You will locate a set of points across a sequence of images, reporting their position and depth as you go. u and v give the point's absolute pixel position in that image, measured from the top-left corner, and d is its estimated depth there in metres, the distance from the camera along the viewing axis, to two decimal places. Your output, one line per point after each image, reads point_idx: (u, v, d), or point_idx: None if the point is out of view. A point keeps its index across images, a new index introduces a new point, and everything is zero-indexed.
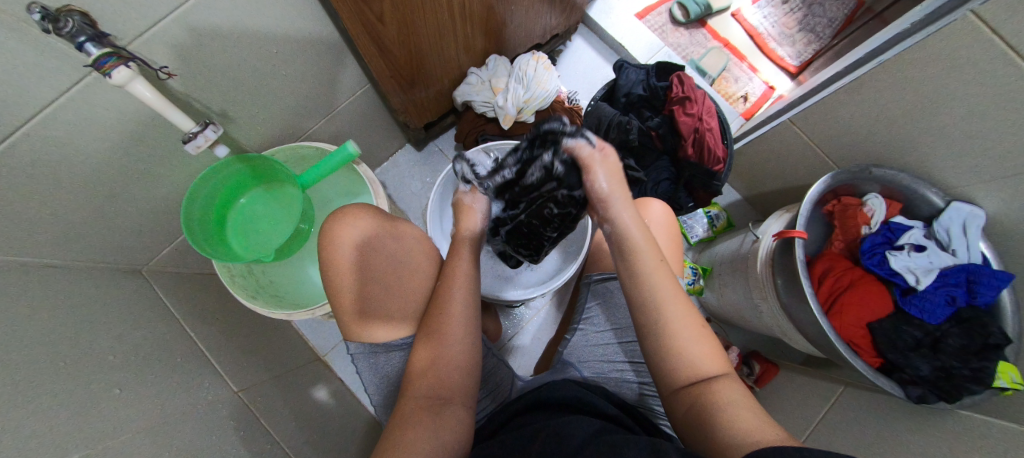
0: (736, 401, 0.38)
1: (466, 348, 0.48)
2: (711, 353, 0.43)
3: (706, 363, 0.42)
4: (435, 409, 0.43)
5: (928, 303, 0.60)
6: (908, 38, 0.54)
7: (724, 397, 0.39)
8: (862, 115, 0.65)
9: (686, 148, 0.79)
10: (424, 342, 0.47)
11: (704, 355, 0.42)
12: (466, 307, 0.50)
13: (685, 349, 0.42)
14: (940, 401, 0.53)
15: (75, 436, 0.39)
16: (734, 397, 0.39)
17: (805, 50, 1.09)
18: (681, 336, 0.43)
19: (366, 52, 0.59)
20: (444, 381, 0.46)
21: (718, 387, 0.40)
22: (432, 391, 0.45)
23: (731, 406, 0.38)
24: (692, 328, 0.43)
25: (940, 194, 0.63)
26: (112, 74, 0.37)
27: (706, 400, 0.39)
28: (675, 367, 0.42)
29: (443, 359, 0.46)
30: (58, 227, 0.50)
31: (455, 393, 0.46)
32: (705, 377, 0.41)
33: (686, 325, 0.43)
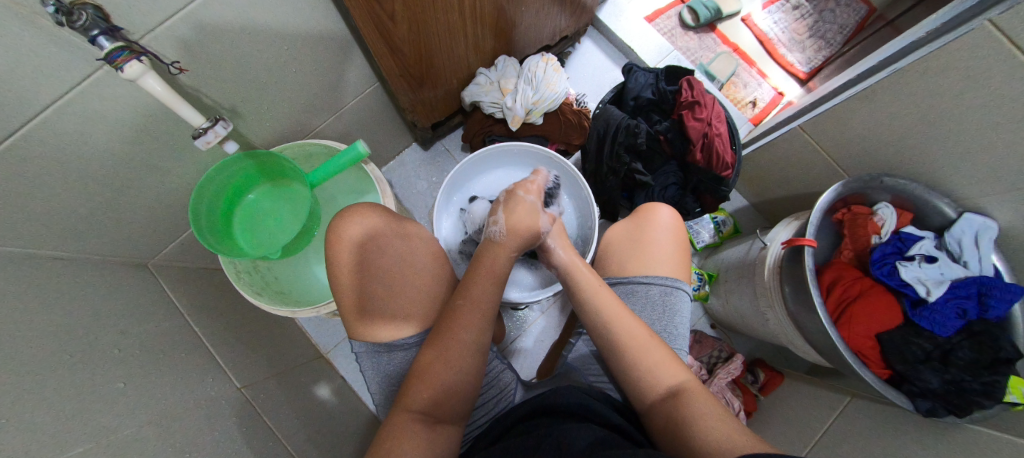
0: (703, 412, 0.39)
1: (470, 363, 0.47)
2: (672, 364, 0.46)
3: (669, 374, 0.45)
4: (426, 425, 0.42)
5: (939, 316, 0.59)
6: (923, 47, 0.53)
7: (693, 409, 0.40)
8: (875, 123, 0.65)
9: (694, 153, 0.78)
10: (428, 350, 0.47)
11: (662, 365, 0.46)
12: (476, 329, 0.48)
13: (640, 360, 0.46)
14: (950, 415, 0.52)
15: (79, 430, 0.39)
16: (701, 408, 0.40)
17: (816, 56, 1.08)
18: (630, 348, 0.47)
19: (377, 51, 0.58)
20: (441, 398, 0.44)
21: (680, 398, 0.42)
22: (426, 406, 0.43)
23: (697, 417, 0.39)
24: (642, 338, 0.48)
25: (953, 206, 0.63)
26: (124, 68, 0.37)
27: (674, 414, 0.41)
28: (637, 381, 0.46)
29: (442, 377, 0.45)
30: (66, 219, 0.50)
31: (450, 411, 0.45)
32: (667, 387, 0.44)
33: (638, 341, 0.48)
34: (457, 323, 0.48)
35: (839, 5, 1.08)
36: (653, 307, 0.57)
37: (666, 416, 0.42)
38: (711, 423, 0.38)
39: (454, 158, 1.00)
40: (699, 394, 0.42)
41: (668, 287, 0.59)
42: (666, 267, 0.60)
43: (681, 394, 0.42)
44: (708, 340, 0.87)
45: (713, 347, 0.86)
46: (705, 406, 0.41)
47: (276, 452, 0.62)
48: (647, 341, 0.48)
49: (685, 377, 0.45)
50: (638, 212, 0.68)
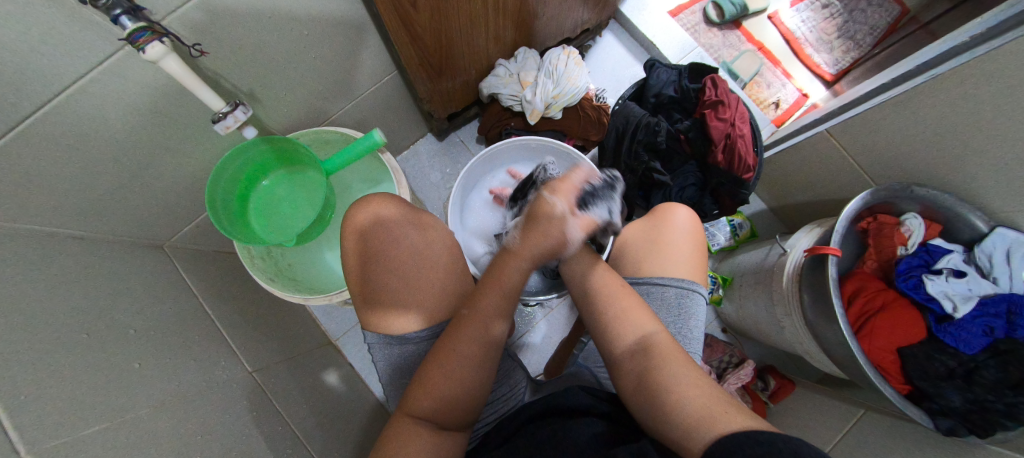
0: (673, 367, 0.40)
1: (480, 367, 0.45)
2: (641, 314, 0.47)
3: (641, 324, 0.47)
4: (432, 429, 0.41)
5: (965, 333, 0.58)
6: (965, 53, 0.51)
7: (662, 364, 0.41)
8: (907, 130, 0.62)
9: (715, 154, 0.76)
10: (437, 349, 0.45)
11: (632, 315, 0.47)
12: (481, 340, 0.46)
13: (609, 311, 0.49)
14: (972, 434, 0.51)
15: (95, 410, 0.39)
16: (675, 369, 0.40)
17: (843, 58, 1.05)
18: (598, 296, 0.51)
19: (398, 39, 0.57)
20: (448, 399, 0.43)
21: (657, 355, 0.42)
22: (437, 409, 0.42)
23: (664, 371, 0.40)
24: (614, 289, 0.51)
25: (985, 219, 0.60)
26: (146, 49, 0.36)
27: (643, 368, 0.42)
28: (610, 335, 0.47)
29: (444, 380, 0.43)
30: (84, 199, 0.50)
31: (461, 412, 0.43)
32: (636, 338, 0.45)
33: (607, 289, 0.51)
34: (467, 326, 0.46)
35: (871, 5, 1.05)
36: (668, 309, 0.57)
37: (635, 366, 0.43)
38: (682, 385, 0.38)
39: (468, 150, 0.99)
40: (666, 344, 0.43)
41: (684, 290, 0.58)
42: (683, 269, 0.59)
43: (649, 347, 0.43)
44: (719, 344, 0.86)
45: (723, 352, 0.85)
46: (678, 365, 0.40)
47: (286, 438, 0.62)
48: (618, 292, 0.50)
49: (653, 329, 0.46)
50: (654, 212, 0.67)
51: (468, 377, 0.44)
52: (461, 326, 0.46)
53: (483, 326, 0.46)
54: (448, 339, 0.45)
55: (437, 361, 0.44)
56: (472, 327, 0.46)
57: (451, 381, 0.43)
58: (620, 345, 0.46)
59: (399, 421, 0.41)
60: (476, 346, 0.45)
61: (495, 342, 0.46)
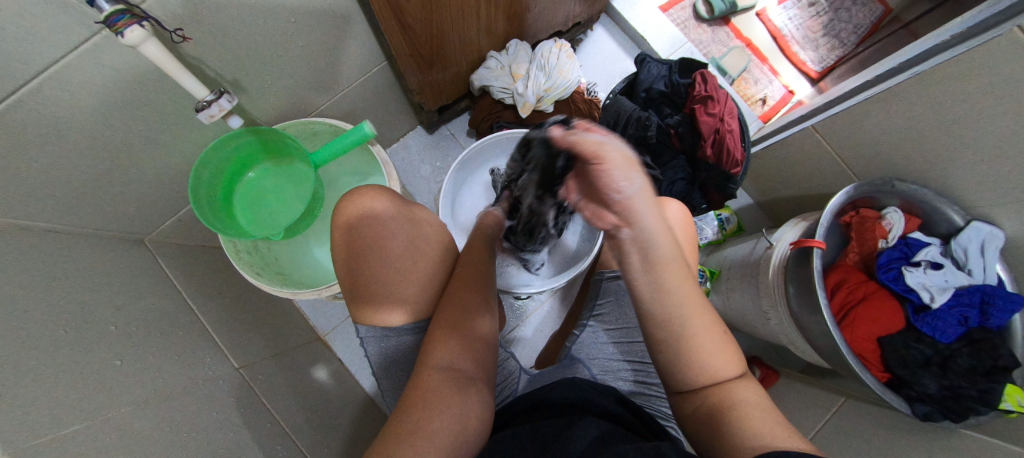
0: (752, 402, 0.37)
1: (484, 324, 0.52)
2: (731, 360, 0.41)
3: (727, 369, 0.41)
4: (456, 386, 0.43)
5: (941, 323, 0.60)
6: (946, 51, 0.53)
7: (740, 397, 0.38)
8: (889, 126, 0.64)
9: (705, 149, 0.77)
10: (447, 310, 0.51)
11: (726, 362, 0.41)
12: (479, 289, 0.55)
13: (704, 359, 0.40)
14: (947, 420, 0.53)
15: (76, 410, 0.38)
16: (744, 397, 0.38)
17: (828, 56, 1.07)
18: (704, 347, 0.40)
19: (388, 28, 0.56)
20: (461, 353, 0.47)
21: (734, 390, 0.39)
22: (451, 365, 0.45)
23: (746, 406, 0.37)
24: (712, 336, 0.41)
25: (961, 213, 0.62)
26: (125, 33, 0.35)
27: (721, 402, 0.38)
28: (693, 375, 0.40)
29: (456, 341, 0.48)
30: (60, 191, 0.48)
31: (475, 373, 0.46)
32: (725, 382, 0.40)
33: (708, 336, 0.41)
34: (469, 283, 0.54)
35: (855, 4, 1.07)
36: None
37: (707, 402, 0.39)
38: (754, 408, 0.37)
39: (459, 143, 0.98)
40: (750, 389, 0.40)
41: None
42: None
43: (731, 386, 0.39)
44: None
45: None
46: (749, 394, 0.39)
47: (274, 434, 0.61)
48: (715, 338, 0.41)
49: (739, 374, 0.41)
50: None
51: (482, 329, 0.51)
52: (464, 286, 0.54)
53: (482, 285, 0.56)
54: (456, 300, 0.52)
55: (450, 319, 0.49)
56: (475, 286, 0.54)
57: (463, 339, 0.48)
58: (699, 384, 0.40)
59: (421, 376, 0.44)
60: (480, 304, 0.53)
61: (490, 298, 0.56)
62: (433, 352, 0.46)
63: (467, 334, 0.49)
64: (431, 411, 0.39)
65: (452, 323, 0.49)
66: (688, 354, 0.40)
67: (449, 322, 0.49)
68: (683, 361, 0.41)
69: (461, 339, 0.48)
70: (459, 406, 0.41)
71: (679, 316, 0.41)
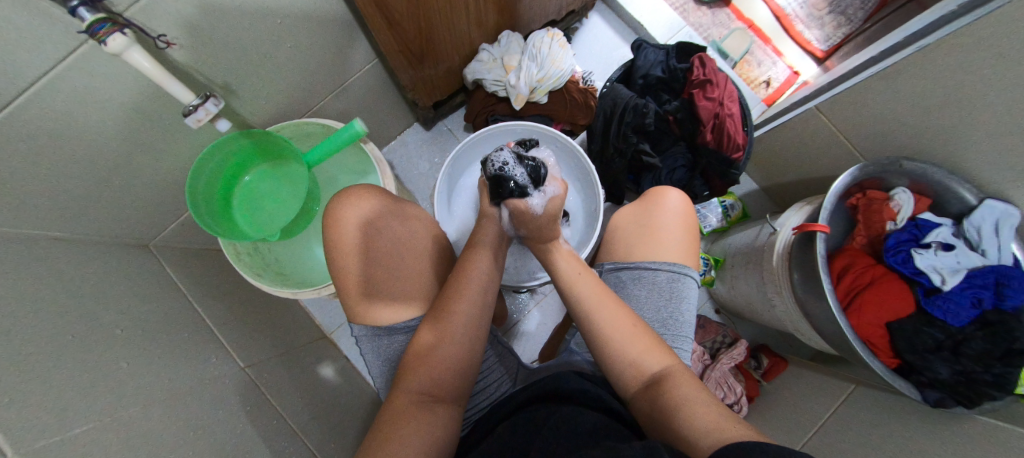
0: (688, 397, 0.39)
1: (470, 339, 0.48)
2: (654, 350, 0.45)
3: (655, 359, 0.44)
4: (428, 405, 0.43)
5: (952, 304, 0.58)
6: (954, 22, 0.50)
7: (673, 392, 0.40)
8: (896, 103, 0.62)
9: (704, 134, 0.75)
10: (429, 325, 0.48)
11: (645, 352, 0.44)
12: (473, 300, 0.49)
13: (622, 349, 0.45)
14: (959, 406, 0.51)
15: (85, 408, 0.39)
16: (683, 391, 0.39)
17: (835, 34, 1.02)
18: (613, 337, 0.46)
19: (374, 25, 0.56)
20: (439, 374, 0.45)
21: (670, 383, 0.41)
22: (427, 387, 0.44)
23: (682, 402, 0.38)
24: (623, 326, 0.46)
25: (974, 191, 0.60)
26: (107, 41, 0.35)
27: (657, 397, 0.40)
28: (619, 368, 0.45)
29: (438, 352, 0.46)
30: (62, 199, 0.49)
31: (453, 393, 0.46)
32: (652, 372, 0.43)
33: (623, 325, 0.46)
34: (455, 298, 0.49)
35: None
36: (659, 293, 0.56)
37: (648, 404, 0.41)
38: (694, 406, 0.37)
39: (456, 138, 0.98)
40: (683, 377, 0.42)
41: (674, 274, 0.57)
42: (672, 252, 0.59)
43: (664, 379, 0.42)
44: (712, 325, 0.87)
45: (716, 332, 0.86)
46: (689, 388, 0.40)
47: (280, 432, 0.63)
48: (631, 329, 0.46)
49: (670, 362, 0.44)
50: (645, 197, 0.66)
51: (460, 340, 0.47)
52: (449, 300, 0.49)
53: (469, 296, 0.49)
54: (438, 316, 0.48)
55: (430, 338, 0.47)
56: (462, 300, 0.49)
57: (442, 361, 0.46)
58: (632, 381, 0.44)
59: (393, 401, 0.43)
60: (468, 321, 0.48)
61: (484, 309, 0.50)
62: (409, 372, 0.45)
63: (446, 352, 0.46)
64: (399, 435, 0.39)
65: (436, 344, 0.46)
66: (604, 347, 0.46)
67: (435, 334, 0.47)
68: (605, 354, 0.46)
69: (435, 360, 0.46)
70: (432, 431, 0.41)
71: (590, 306, 0.49)
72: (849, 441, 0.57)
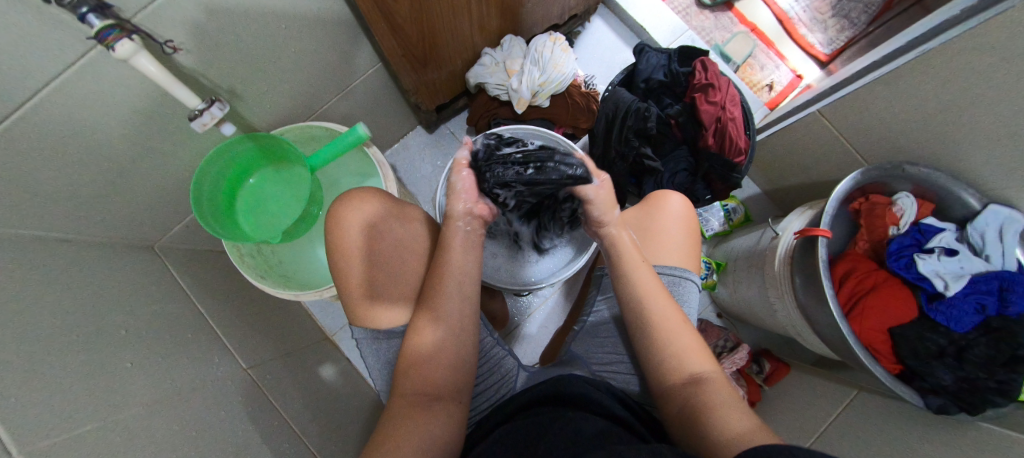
0: (724, 403, 0.40)
1: (460, 338, 0.48)
2: (700, 354, 0.46)
3: (696, 361, 0.46)
4: (425, 404, 0.43)
5: (956, 311, 0.58)
6: (957, 27, 0.50)
7: (712, 394, 0.41)
8: (898, 107, 0.62)
9: (706, 137, 0.76)
10: (421, 321, 0.48)
11: (691, 352, 0.46)
12: (461, 303, 0.49)
13: (667, 345, 0.47)
14: (962, 412, 0.51)
15: (91, 409, 0.40)
16: (721, 399, 0.41)
17: (838, 37, 1.02)
18: (662, 329, 0.48)
19: (378, 30, 0.56)
20: (433, 377, 0.46)
21: (710, 389, 0.42)
22: (423, 388, 0.45)
23: (718, 407, 0.40)
24: (675, 323, 0.48)
25: (977, 195, 0.60)
26: (115, 47, 0.35)
27: (694, 399, 0.42)
28: (662, 361, 0.46)
29: (433, 355, 0.46)
30: (71, 202, 0.50)
31: (449, 390, 0.46)
32: (690, 372, 0.45)
33: (671, 322, 0.48)
34: (439, 293, 0.49)
35: None
36: None
37: (685, 401, 0.42)
38: (730, 412, 0.39)
39: (459, 141, 0.99)
40: (723, 386, 0.43)
41: (676, 277, 0.57)
42: (673, 256, 0.59)
43: (703, 382, 0.43)
44: (713, 329, 0.87)
45: (718, 336, 0.86)
46: (724, 397, 0.41)
47: (281, 433, 0.63)
48: (680, 327, 0.48)
49: (709, 369, 0.45)
50: (646, 200, 0.66)
51: (449, 346, 0.47)
52: (436, 300, 0.49)
53: (454, 295, 0.49)
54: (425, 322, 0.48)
55: (424, 338, 0.47)
56: (446, 299, 0.49)
57: (437, 362, 0.46)
58: (671, 376, 0.45)
59: (393, 403, 0.44)
60: (452, 319, 0.48)
61: (468, 301, 0.50)
62: (405, 375, 0.46)
63: (436, 356, 0.47)
64: (396, 437, 0.39)
65: (428, 343, 0.47)
66: (655, 339, 0.47)
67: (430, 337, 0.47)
68: (650, 345, 0.48)
69: (433, 361, 0.46)
70: (428, 434, 0.40)
71: (645, 296, 0.50)
72: (852, 447, 0.57)
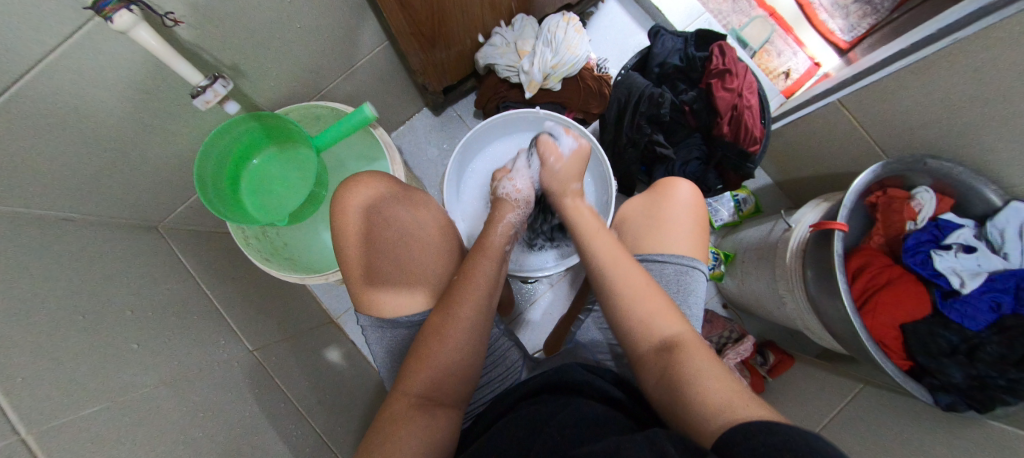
0: (698, 368, 0.37)
1: (470, 344, 0.47)
2: (668, 314, 0.44)
3: (666, 324, 0.43)
4: (426, 408, 0.43)
5: (970, 308, 0.58)
6: (990, 16, 0.48)
7: (684, 360, 0.39)
8: (923, 98, 0.60)
9: (721, 126, 0.74)
10: (438, 316, 0.48)
11: (662, 316, 0.44)
12: (478, 318, 0.48)
13: (635, 311, 0.45)
14: (971, 410, 0.50)
15: (98, 390, 0.40)
16: (696, 364, 0.38)
17: (860, 24, 0.99)
18: (626, 297, 0.46)
19: (385, 6, 0.54)
20: (439, 380, 0.45)
21: (682, 351, 0.40)
22: (426, 390, 0.44)
23: (693, 373, 0.37)
24: (642, 290, 0.46)
25: (999, 193, 0.59)
26: (113, 18, 0.34)
27: (669, 363, 0.39)
28: (632, 330, 0.44)
29: (439, 362, 0.45)
30: (74, 180, 0.49)
31: (453, 397, 0.45)
32: (663, 337, 0.42)
33: (638, 288, 0.46)
34: (460, 301, 0.48)
35: None
36: (667, 285, 0.55)
37: (658, 369, 0.40)
38: (703, 377, 0.36)
39: (466, 125, 0.97)
40: (694, 347, 0.40)
41: (683, 267, 0.56)
42: (681, 246, 0.57)
43: (674, 346, 0.41)
44: (719, 320, 0.87)
45: (724, 327, 0.86)
46: (699, 360, 0.38)
47: (288, 415, 0.64)
48: (648, 292, 0.46)
49: (682, 329, 0.43)
50: (654, 187, 0.65)
51: (456, 354, 0.46)
52: (452, 302, 0.48)
53: (474, 302, 0.48)
54: (438, 319, 0.47)
55: (433, 340, 0.46)
56: (464, 303, 0.48)
57: (442, 364, 0.45)
58: (642, 344, 0.43)
59: (393, 403, 0.43)
60: (467, 326, 0.47)
61: (487, 310, 0.50)
62: (409, 372, 0.45)
63: (438, 369, 0.45)
64: (392, 441, 0.39)
65: (434, 344, 0.46)
66: (618, 307, 0.46)
67: (435, 340, 0.46)
68: (618, 316, 0.46)
69: (436, 361, 0.45)
70: (426, 438, 0.40)
71: (608, 268, 0.49)
72: (855, 442, 0.57)
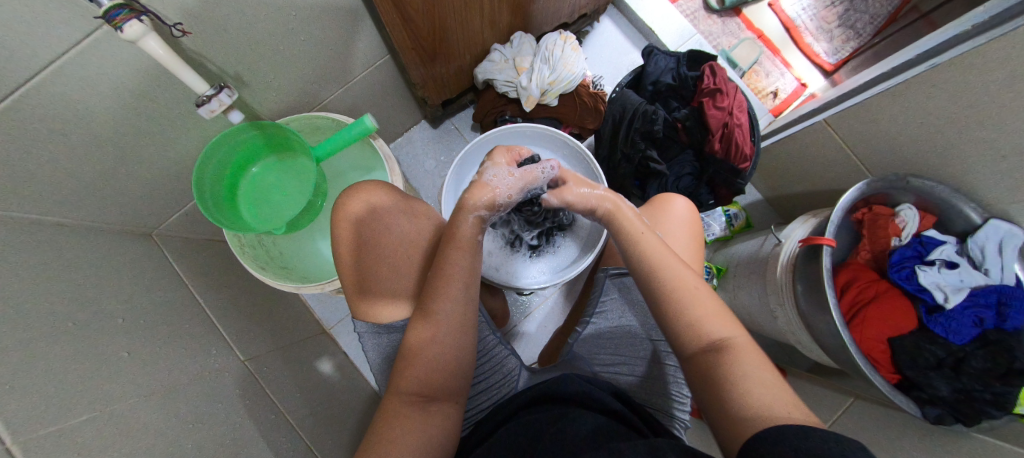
0: (750, 376, 0.37)
1: (457, 340, 0.47)
2: (724, 317, 0.42)
3: (718, 326, 0.42)
4: (416, 406, 0.43)
5: (953, 323, 0.59)
6: (966, 42, 0.50)
7: (733, 367, 0.38)
8: (904, 120, 0.62)
9: (712, 142, 0.76)
10: (419, 319, 0.47)
11: (714, 317, 0.42)
12: (457, 311, 0.47)
13: (687, 312, 0.43)
14: (958, 423, 0.52)
15: (86, 399, 0.39)
16: (748, 371, 0.37)
17: (843, 47, 1.03)
18: (679, 297, 0.44)
19: (388, 21, 0.56)
20: (429, 377, 0.45)
21: (733, 357, 0.39)
22: (420, 389, 0.44)
23: (741, 382, 0.37)
24: (693, 289, 0.45)
25: (979, 210, 0.61)
26: (124, 28, 0.34)
27: (718, 368, 0.38)
28: (680, 328, 0.42)
29: (428, 359, 0.45)
30: (71, 186, 0.48)
31: (446, 392, 0.45)
32: (713, 338, 0.41)
33: (686, 288, 0.45)
34: (438, 297, 0.47)
35: None
36: None
37: (707, 372, 0.39)
38: (753, 386, 0.36)
39: (464, 137, 0.98)
40: (745, 352, 0.39)
41: None
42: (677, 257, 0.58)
43: (725, 350, 0.40)
44: None
45: None
46: (752, 367, 0.38)
47: (278, 427, 0.62)
48: (700, 292, 0.44)
49: (735, 334, 0.41)
50: (652, 202, 0.66)
51: (440, 349, 0.46)
52: (432, 299, 0.47)
53: (453, 295, 0.47)
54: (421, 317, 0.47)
55: (420, 339, 0.46)
56: (443, 300, 0.47)
57: (432, 361, 0.45)
58: (692, 343, 0.41)
59: (388, 401, 0.44)
60: (450, 320, 0.47)
61: (468, 303, 0.48)
62: (401, 373, 0.45)
63: (427, 365, 0.45)
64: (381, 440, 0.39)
65: (421, 343, 0.46)
66: (667, 305, 0.44)
67: (421, 336, 0.46)
68: (666, 313, 0.44)
69: (425, 360, 0.45)
70: (421, 435, 0.40)
71: (657, 264, 0.47)
72: None
